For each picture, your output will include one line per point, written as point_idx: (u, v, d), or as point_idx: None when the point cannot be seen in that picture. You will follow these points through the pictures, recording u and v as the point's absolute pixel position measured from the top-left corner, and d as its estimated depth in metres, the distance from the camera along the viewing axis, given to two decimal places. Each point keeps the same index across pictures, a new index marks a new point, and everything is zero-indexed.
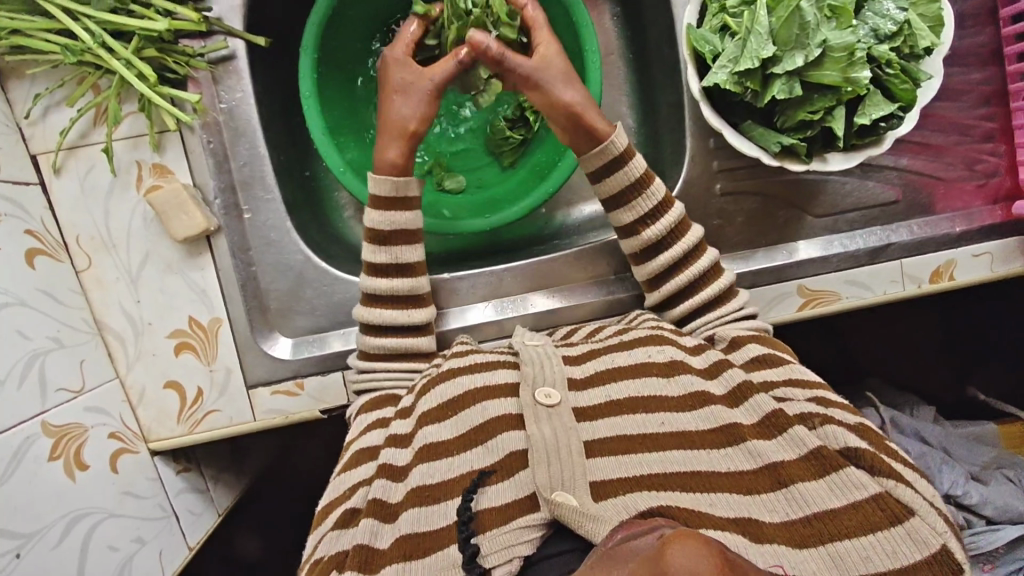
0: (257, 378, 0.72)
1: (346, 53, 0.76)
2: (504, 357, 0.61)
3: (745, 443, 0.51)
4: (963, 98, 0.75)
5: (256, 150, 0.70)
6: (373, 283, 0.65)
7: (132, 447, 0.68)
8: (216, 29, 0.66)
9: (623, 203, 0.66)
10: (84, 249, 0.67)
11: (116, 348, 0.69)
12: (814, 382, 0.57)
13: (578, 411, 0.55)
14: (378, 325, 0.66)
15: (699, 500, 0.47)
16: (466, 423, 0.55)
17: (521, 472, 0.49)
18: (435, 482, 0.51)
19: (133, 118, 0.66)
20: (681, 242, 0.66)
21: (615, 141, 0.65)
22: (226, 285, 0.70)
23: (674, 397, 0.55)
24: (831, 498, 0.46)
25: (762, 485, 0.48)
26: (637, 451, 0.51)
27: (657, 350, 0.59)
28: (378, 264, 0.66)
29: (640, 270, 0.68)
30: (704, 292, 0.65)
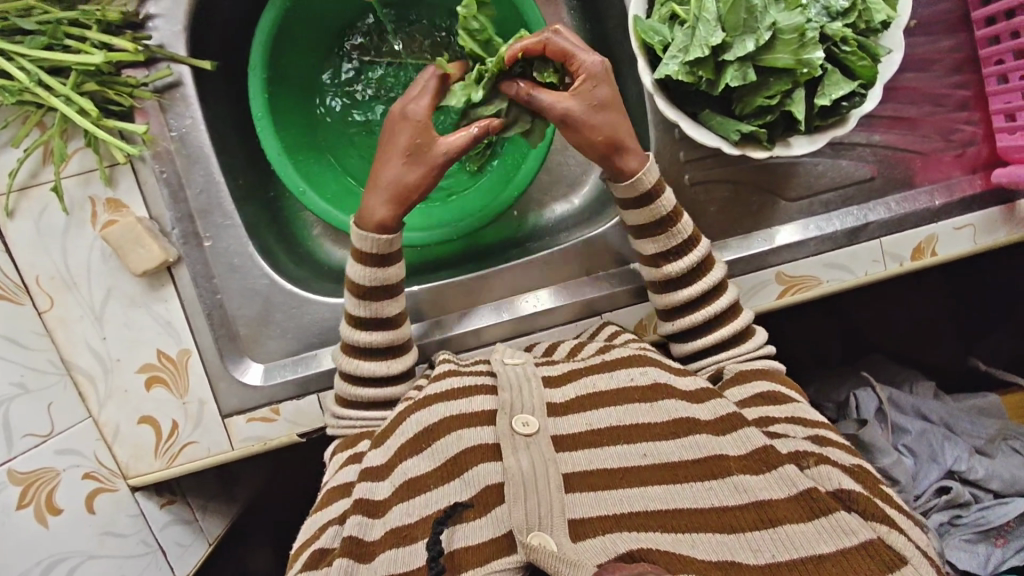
0: (231, 407, 0.70)
1: (296, 71, 0.75)
2: (481, 381, 0.59)
3: (730, 476, 0.50)
4: (934, 67, 0.73)
5: (212, 175, 0.69)
6: (355, 336, 0.64)
7: (110, 485, 0.68)
8: (158, 56, 0.65)
9: (647, 234, 0.63)
10: (44, 289, 0.66)
11: (86, 387, 0.68)
12: (818, 422, 0.56)
13: (556, 441, 0.53)
14: (358, 376, 0.64)
15: (681, 541, 0.46)
16: (442, 453, 0.53)
17: (498, 507, 0.49)
18: (413, 521, 0.50)
19: (81, 154, 0.65)
20: (699, 282, 0.63)
21: (645, 177, 0.61)
22: (191, 315, 0.69)
23: (658, 425, 0.54)
24: (821, 542, 0.45)
25: (745, 522, 0.47)
26: (617, 487, 0.50)
27: (640, 373, 0.58)
28: (358, 317, 0.64)
29: (657, 300, 0.65)
30: (720, 332, 0.63)
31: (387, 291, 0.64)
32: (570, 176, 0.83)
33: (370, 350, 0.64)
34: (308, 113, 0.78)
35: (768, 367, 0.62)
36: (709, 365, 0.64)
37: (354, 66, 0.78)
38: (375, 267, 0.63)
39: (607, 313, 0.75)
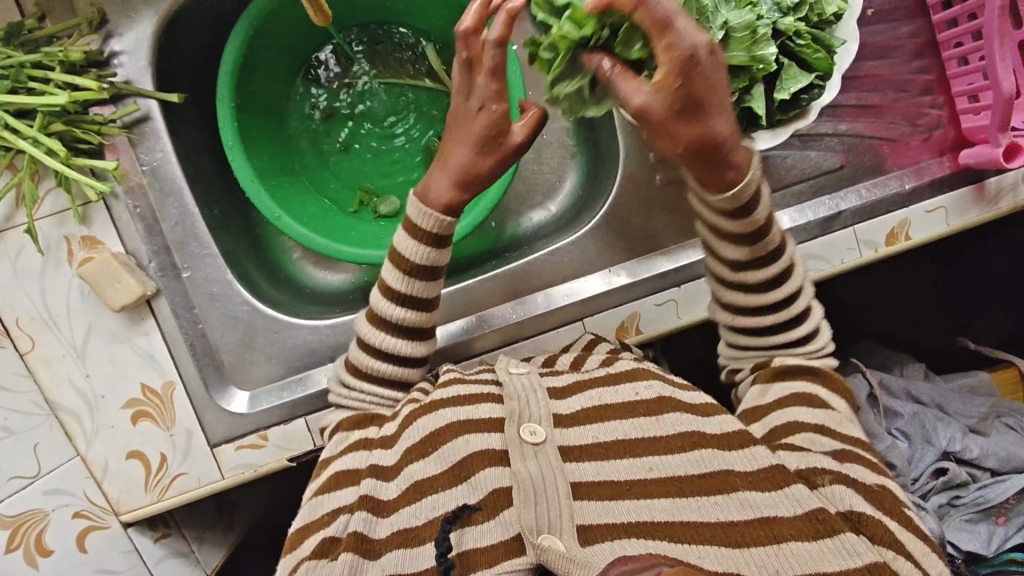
0: (219, 437, 0.70)
1: (265, 97, 0.76)
2: (489, 390, 0.59)
3: (735, 492, 0.49)
4: (895, 54, 0.73)
5: (186, 208, 0.69)
6: (385, 306, 0.62)
7: (102, 523, 0.69)
8: (125, 92, 0.65)
9: (739, 240, 0.55)
10: (24, 330, 0.66)
11: (73, 427, 0.68)
12: (853, 440, 0.54)
13: (564, 451, 0.53)
14: (382, 351, 0.62)
15: (687, 550, 0.45)
16: (451, 457, 0.53)
17: (507, 510, 0.48)
18: (421, 522, 0.50)
19: (54, 194, 0.65)
20: (782, 288, 0.57)
21: (749, 186, 0.52)
22: (174, 347, 0.69)
23: (665, 438, 0.53)
24: (825, 561, 0.45)
25: (748, 538, 0.46)
26: (623, 498, 0.49)
27: (645, 387, 0.58)
28: (407, 295, 0.62)
29: (733, 301, 0.59)
30: (788, 335, 0.59)
31: (434, 272, 0.62)
32: (547, 184, 0.84)
33: (401, 329, 0.63)
34: (281, 138, 0.79)
35: (817, 367, 0.59)
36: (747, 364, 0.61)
37: (324, 88, 0.79)
38: (430, 246, 0.61)
39: (589, 317, 0.74)
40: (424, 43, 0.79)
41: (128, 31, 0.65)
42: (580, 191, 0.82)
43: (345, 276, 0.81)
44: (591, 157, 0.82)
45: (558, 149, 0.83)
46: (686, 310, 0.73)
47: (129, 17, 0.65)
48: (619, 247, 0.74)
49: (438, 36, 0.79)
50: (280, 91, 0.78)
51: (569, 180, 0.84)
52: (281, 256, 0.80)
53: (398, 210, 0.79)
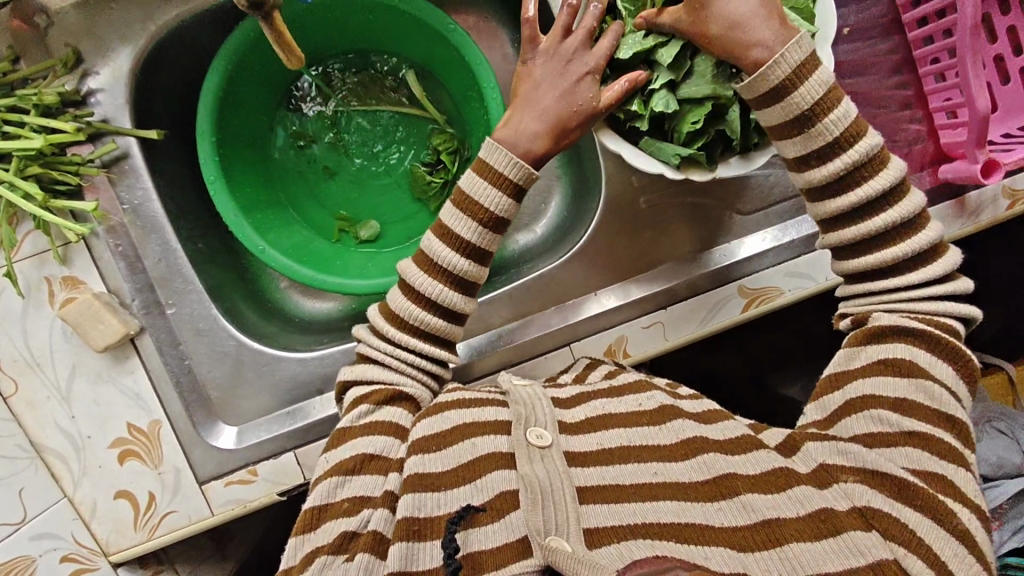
0: (208, 473, 0.70)
1: (248, 129, 0.76)
2: (491, 396, 0.60)
3: (737, 496, 0.49)
4: (874, 70, 0.74)
5: (169, 244, 0.69)
6: (443, 251, 0.58)
7: (91, 564, 0.68)
8: (103, 131, 0.65)
9: (793, 134, 0.54)
10: (8, 373, 0.66)
11: (59, 468, 0.67)
12: (936, 420, 0.51)
13: (570, 457, 0.52)
14: (440, 305, 0.59)
15: (694, 551, 0.45)
16: (455, 458, 0.53)
17: (513, 512, 0.47)
18: (422, 516, 0.49)
19: (33, 236, 0.64)
20: (871, 183, 0.53)
21: (779, 66, 0.52)
22: (159, 385, 0.68)
23: (667, 446, 0.54)
24: (828, 561, 0.44)
25: (754, 542, 0.46)
26: (629, 501, 0.49)
27: (646, 398, 0.59)
28: (477, 245, 0.58)
29: (813, 210, 0.57)
30: (893, 250, 0.54)
31: (505, 225, 0.59)
32: (532, 206, 0.84)
33: (462, 281, 0.59)
34: (264, 168, 0.78)
35: (921, 330, 0.53)
36: (851, 307, 0.58)
37: (307, 118, 0.80)
38: (511, 198, 0.58)
39: (577, 341, 0.74)
40: (404, 70, 0.79)
41: (105, 69, 0.65)
42: (564, 214, 0.83)
43: (333, 305, 0.81)
44: (575, 177, 0.82)
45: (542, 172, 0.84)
46: (673, 331, 0.73)
47: (104, 55, 0.64)
48: (605, 269, 0.74)
49: (418, 62, 0.79)
50: (262, 123, 0.78)
51: (553, 202, 0.84)
52: (268, 286, 0.80)
53: (379, 234, 0.80)
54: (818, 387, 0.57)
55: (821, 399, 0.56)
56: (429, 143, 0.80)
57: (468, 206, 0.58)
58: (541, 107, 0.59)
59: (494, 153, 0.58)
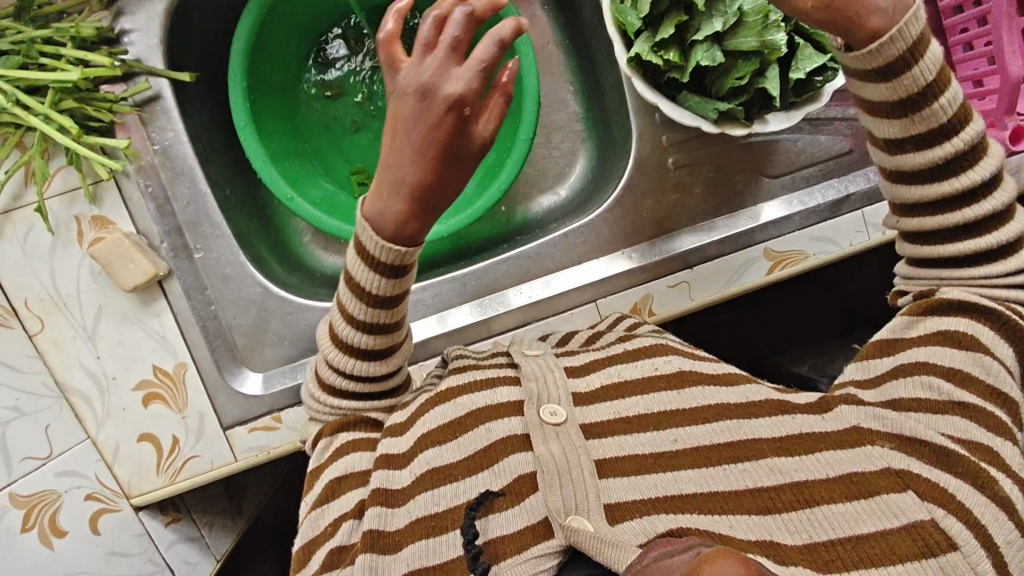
0: (232, 419, 0.70)
1: (279, 78, 0.76)
2: (503, 372, 0.57)
3: (764, 459, 0.48)
4: None
5: (198, 187, 0.68)
6: (344, 332, 0.53)
7: (114, 505, 0.68)
8: (136, 70, 0.65)
9: (901, 114, 0.49)
10: (34, 312, 0.65)
11: (82, 409, 0.67)
12: (985, 394, 0.48)
13: (585, 429, 0.52)
14: (349, 375, 0.55)
15: (717, 521, 0.44)
16: (471, 445, 0.51)
17: (532, 496, 0.47)
18: (439, 511, 0.48)
19: (64, 172, 0.64)
20: (972, 170, 0.49)
21: (896, 39, 0.46)
22: (187, 329, 0.68)
23: (689, 410, 0.52)
24: (860, 523, 0.43)
25: (781, 503, 0.45)
26: (650, 472, 0.48)
27: (664, 362, 0.57)
28: (372, 323, 0.52)
29: (894, 192, 0.53)
30: (990, 237, 0.50)
31: (394, 301, 0.51)
32: (556, 169, 0.84)
33: (367, 352, 0.54)
34: (291, 119, 0.78)
35: (984, 306, 0.50)
36: (914, 285, 0.55)
37: (334, 71, 0.79)
38: (388, 281, 0.49)
39: (603, 298, 0.74)
40: None
41: (139, 9, 0.64)
42: (590, 177, 0.83)
43: None
44: (602, 139, 0.82)
45: (568, 134, 0.84)
46: (698, 292, 0.74)
47: None
48: (630, 229, 0.74)
49: None
50: (290, 74, 0.77)
51: (580, 165, 0.84)
52: (292, 238, 0.80)
53: None
54: (866, 347, 0.55)
55: (868, 360, 0.54)
56: None
57: (361, 294, 0.50)
58: (389, 192, 0.44)
59: (363, 232, 0.47)
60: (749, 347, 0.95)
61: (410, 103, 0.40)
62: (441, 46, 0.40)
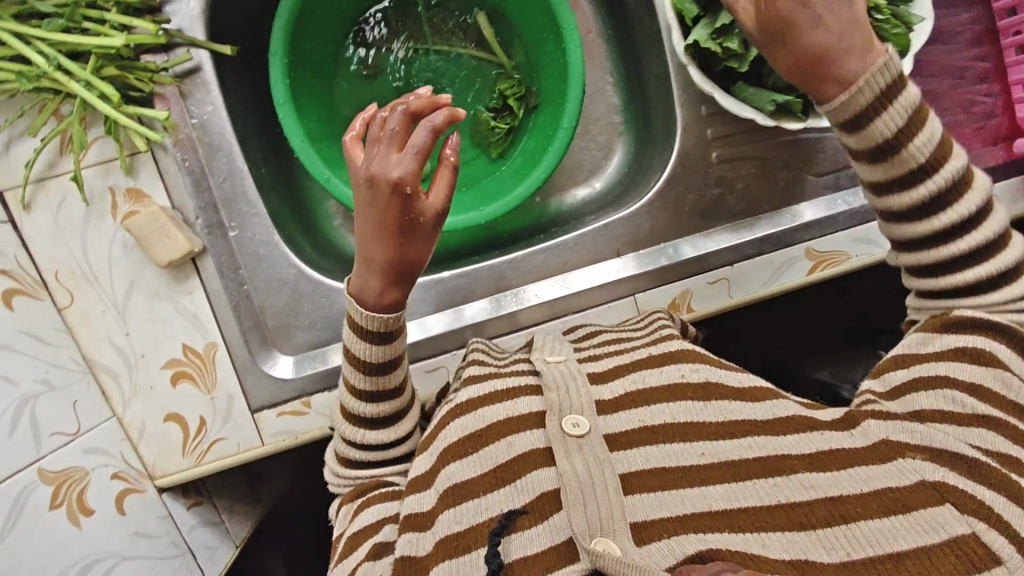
0: (261, 402, 0.68)
1: (318, 56, 0.75)
2: (523, 382, 0.55)
3: (795, 474, 0.45)
4: (956, 40, 0.73)
5: (235, 162, 0.67)
6: (354, 403, 0.55)
7: (138, 487, 0.65)
8: (177, 41, 0.63)
9: (874, 163, 0.48)
10: (64, 284, 0.64)
11: (110, 385, 0.66)
12: (1008, 408, 0.47)
13: (609, 440, 0.49)
14: (361, 445, 0.56)
15: (749, 540, 0.41)
16: (491, 459, 0.50)
17: (557, 514, 0.45)
18: (462, 530, 0.46)
19: (101, 142, 0.63)
20: (962, 204, 0.48)
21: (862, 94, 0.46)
22: (218, 308, 0.67)
23: (715, 423, 0.49)
24: (900, 539, 0.41)
25: (817, 519, 0.42)
26: (677, 488, 0.45)
27: (691, 370, 0.54)
28: (369, 393, 0.54)
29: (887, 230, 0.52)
30: (989, 267, 0.49)
31: (389, 365, 0.53)
32: (592, 162, 0.83)
33: (374, 421, 0.55)
34: (329, 100, 0.76)
35: (1000, 323, 0.49)
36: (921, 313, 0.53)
37: (372, 53, 0.78)
38: (378, 345, 0.52)
39: (642, 292, 0.73)
40: (475, 12, 0.78)
41: None
42: (627, 170, 0.82)
43: None
44: (641, 132, 0.81)
45: (606, 127, 0.82)
46: (737, 289, 0.72)
47: None
48: (670, 223, 0.73)
49: (489, 3, 0.78)
50: (329, 52, 0.76)
51: (616, 159, 0.83)
52: (323, 221, 0.78)
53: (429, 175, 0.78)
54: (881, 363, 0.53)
55: (884, 374, 0.52)
56: (495, 88, 0.79)
57: (361, 367, 0.53)
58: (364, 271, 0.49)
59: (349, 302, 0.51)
60: (774, 354, 0.92)
61: (363, 189, 0.46)
62: (384, 138, 0.45)
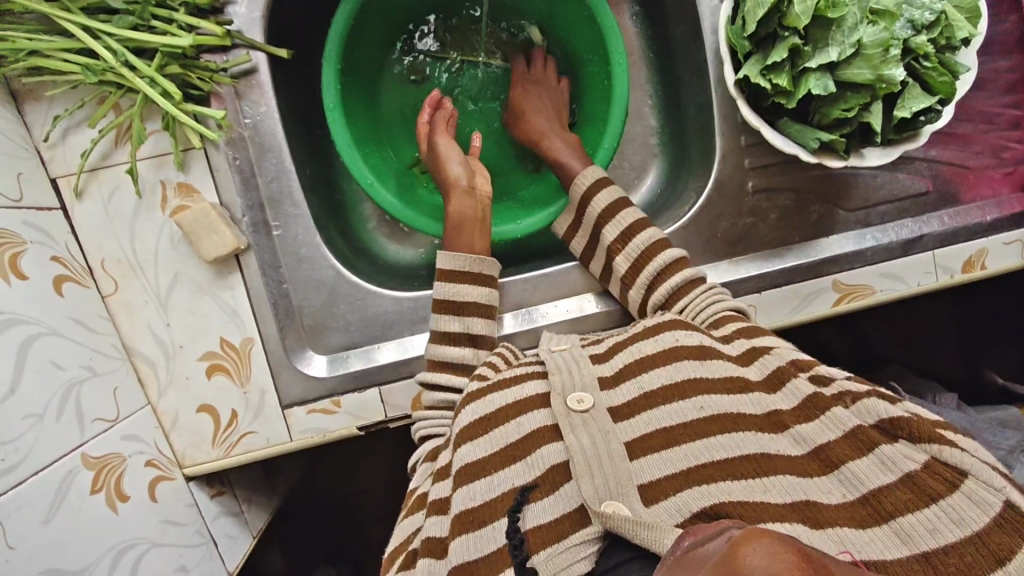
0: (292, 398, 0.70)
1: (367, 63, 0.76)
2: (530, 369, 0.57)
3: (788, 429, 0.47)
4: (991, 86, 0.75)
5: (284, 164, 0.68)
6: (449, 352, 0.64)
7: (168, 474, 0.66)
8: (237, 42, 0.65)
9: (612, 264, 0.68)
10: (109, 273, 0.65)
11: (146, 374, 0.67)
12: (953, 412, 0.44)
13: (613, 412, 0.50)
14: (441, 386, 0.63)
15: (752, 487, 0.43)
16: (502, 439, 0.51)
17: (566, 484, 0.46)
18: (480, 503, 0.47)
19: (157, 136, 0.64)
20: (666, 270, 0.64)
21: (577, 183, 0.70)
22: (258, 304, 0.68)
23: (710, 381, 0.51)
24: (883, 475, 0.42)
25: (811, 468, 0.44)
26: (677, 444, 0.47)
27: (685, 335, 0.56)
28: (449, 332, 0.65)
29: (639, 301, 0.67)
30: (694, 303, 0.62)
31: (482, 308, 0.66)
32: (625, 181, 0.84)
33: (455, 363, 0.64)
34: (374, 105, 0.78)
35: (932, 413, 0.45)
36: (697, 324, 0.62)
37: (418, 64, 0.80)
38: (473, 286, 0.66)
39: None
40: (522, 29, 0.80)
41: None
42: (659, 192, 0.83)
43: (421, 250, 0.82)
44: (676, 155, 0.82)
45: (641, 148, 0.84)
46: (765, 315, 0.74)
47: None
48: (701, 245, 0.74)
49: (537, 20, 0.79)
50: (378, 60, 0.78)
51: (649, 180, 0.84)
52: (358, 223, 0.80)
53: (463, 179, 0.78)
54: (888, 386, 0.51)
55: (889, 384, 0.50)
56: None
57: (455, 312, 0.65)
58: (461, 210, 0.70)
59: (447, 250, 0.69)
60: None
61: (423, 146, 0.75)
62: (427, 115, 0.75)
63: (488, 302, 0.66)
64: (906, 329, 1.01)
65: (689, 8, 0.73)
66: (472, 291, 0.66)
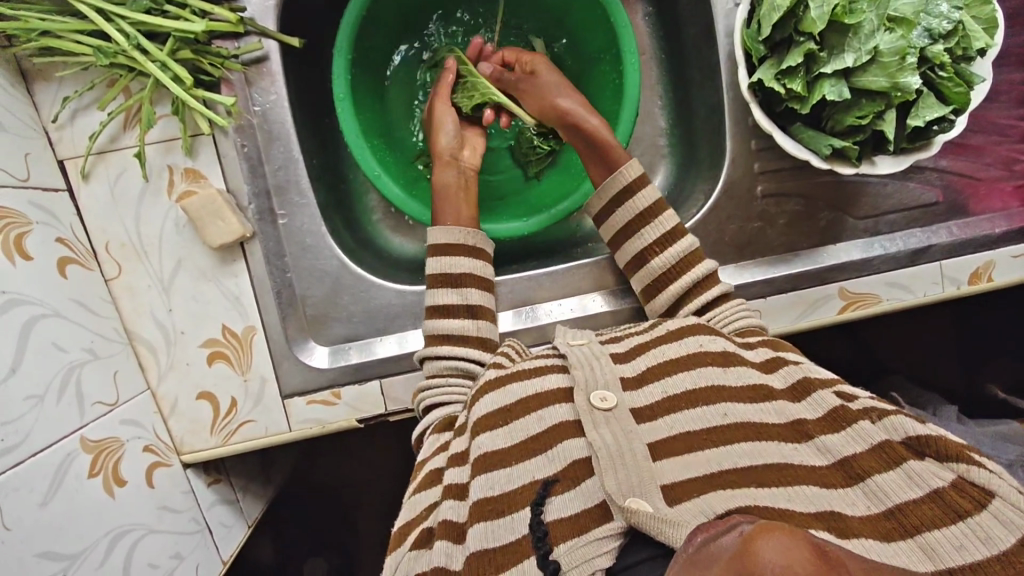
0: (292, 388, 0.69)
1: (378, 56, 0.76)
2: (551, 361, 0.57)
3: (812, 440, 0.47)
4: (1004, 98, 0.74)
5: (291, 153, 0.68)
6: (448, 324, 0.64)
7: (166, 461, 0.66)
8: (250, 29, 0.65)
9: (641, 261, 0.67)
10: (113, 256, 0.65)
11: (147, 359, 0.67)
12: None
13: (636, 413, 0.50)
14: (444, 361, 0.63)
15: (775, 494, 0.43)
16: (523, 432, 0.51)
17: (589, 480, 0.46)
18: (497, 494, 0.47)
19: (166, 121, 0.64)
20: (691, 271, 0.64)
21: (627, 171, 0.67)
22: (260, 293, 0.68)
23: (735, 388, 0.51)
24: (908, 490, 0.42)
25: (835, 480, 0.44)
26: (702, 448, 0.47)
27: (709, 340, 0.56)
28: (445, 305, 0.64)
29: (658, 298, 0.66)
30: (712, 311, 0.63)
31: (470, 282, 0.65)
32: None
33: (460, 338, 0.63)
34: (384, 97, 0.78)
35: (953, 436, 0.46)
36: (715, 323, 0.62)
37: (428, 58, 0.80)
38: (464, 256, 0.66)
39: None
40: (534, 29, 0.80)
41: None
42: (667, 193, 0.82)
43: (422, 245, 0.81)
44: (685, 157, 0.81)
45: (649, 148, 0.84)
46: (770, 321, 0.73)
47: None
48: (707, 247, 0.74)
49: (550, 18, 0.79)
50: (390, 53, 0.78)
51: (657, 181, 0.83)
52: (363, 215, 0.80)
53: None
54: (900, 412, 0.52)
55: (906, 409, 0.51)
56: None
57: (453, 284, 0.65)
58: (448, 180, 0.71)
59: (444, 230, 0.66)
60: None
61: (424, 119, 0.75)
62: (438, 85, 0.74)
63: (483, 274, 0.66)
64: (909, 340, 1.00)
65: (704, 9, 0.73)
66: (460, 263, 0.66)
